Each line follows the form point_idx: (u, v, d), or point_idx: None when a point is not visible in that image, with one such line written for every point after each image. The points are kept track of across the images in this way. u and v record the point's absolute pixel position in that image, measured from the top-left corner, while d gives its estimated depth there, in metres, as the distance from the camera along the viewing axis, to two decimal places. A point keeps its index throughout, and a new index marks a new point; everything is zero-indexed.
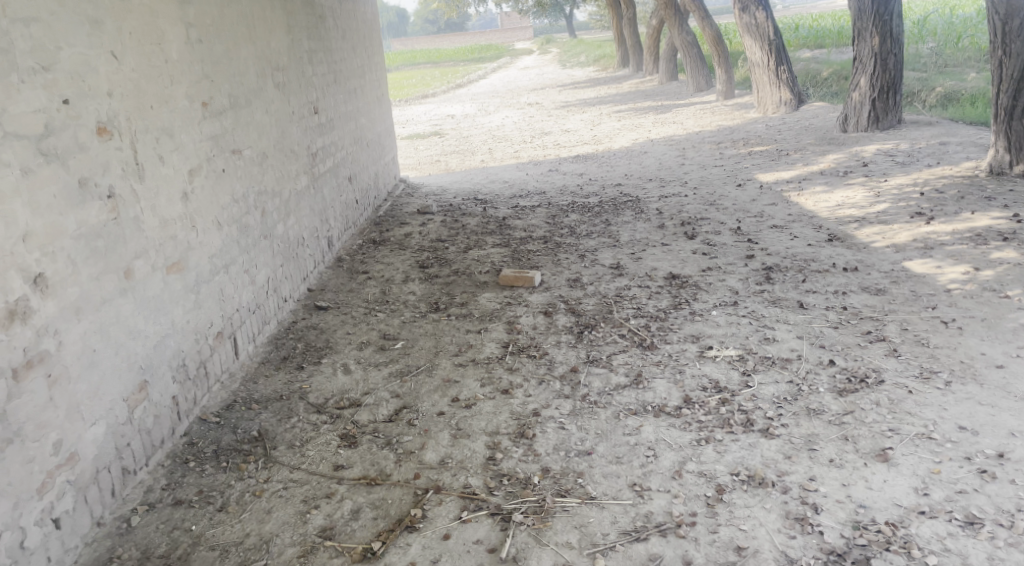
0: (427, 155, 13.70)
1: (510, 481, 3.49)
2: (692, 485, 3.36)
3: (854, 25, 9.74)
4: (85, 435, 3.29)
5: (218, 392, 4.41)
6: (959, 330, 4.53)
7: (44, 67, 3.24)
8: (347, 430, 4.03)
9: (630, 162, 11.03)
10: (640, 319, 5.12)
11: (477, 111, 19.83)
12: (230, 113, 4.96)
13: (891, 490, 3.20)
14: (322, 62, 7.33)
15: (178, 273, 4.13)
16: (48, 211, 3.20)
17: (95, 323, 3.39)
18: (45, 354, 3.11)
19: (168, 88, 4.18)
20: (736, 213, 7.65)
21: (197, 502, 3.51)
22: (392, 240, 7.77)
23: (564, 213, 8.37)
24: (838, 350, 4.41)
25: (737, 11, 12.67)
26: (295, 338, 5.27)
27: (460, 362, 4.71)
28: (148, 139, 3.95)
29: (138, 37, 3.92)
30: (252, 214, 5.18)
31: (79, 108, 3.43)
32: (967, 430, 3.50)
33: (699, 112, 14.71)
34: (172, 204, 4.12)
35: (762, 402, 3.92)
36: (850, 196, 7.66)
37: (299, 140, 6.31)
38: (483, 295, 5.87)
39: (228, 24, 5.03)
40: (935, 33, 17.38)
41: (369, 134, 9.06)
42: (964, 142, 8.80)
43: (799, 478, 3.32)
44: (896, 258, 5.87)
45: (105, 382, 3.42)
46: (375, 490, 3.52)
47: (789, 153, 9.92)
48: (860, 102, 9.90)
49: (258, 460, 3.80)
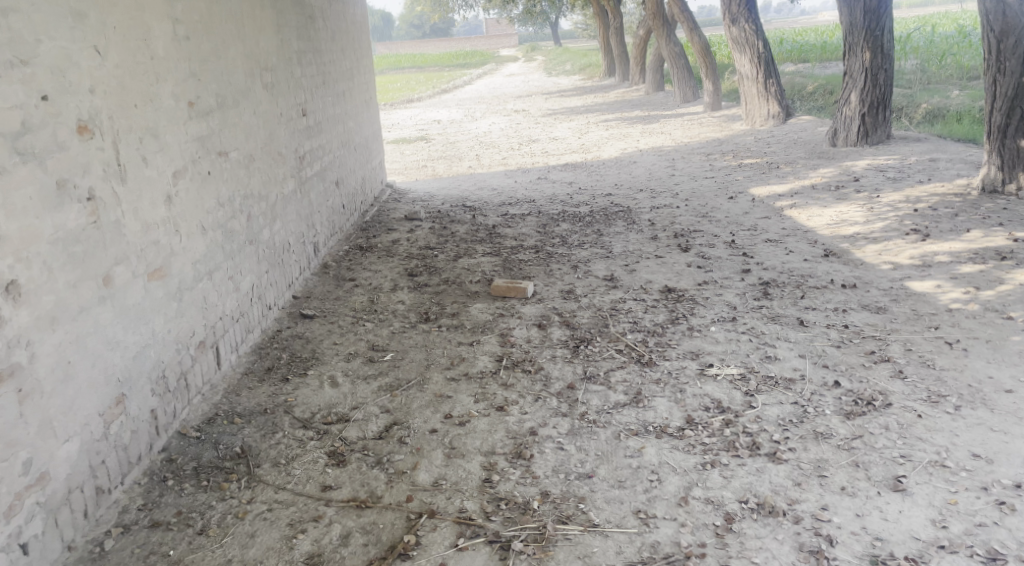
0: (413, 161, 13.51)
1: (508, 506, 3.33)
2: (699, 512, 3.22)
3: (845, 39, 9.70)
4: (58, 452, 3.10)
5: (200, 405, 4.21)
6: (965, 352, 4.43)
7: (22, 60, 3.05)
8: (335, 447, 3.84)
9: (620, 172, 10.92)
10: (637, 334, 4.98)
11: (464, 117, 19.66)
12: (216, 114, 4.77)
13: (907, 522, 3.08)
14: (311, 63, 7.15)
15: (160, 280, 3.93)
16: (23, 214, 3.01)
17: (71, 333, 3.20)
18: (17, 367, 2.92)
19: (153, 85, 4.00)
20: (729, 226, 7.55)
21: (176, 525, 3.32)
22: (380, 246, 7.59)
23: (555, 222, 8.23)
24: (842, 370, 4.29)
25: (727, 24, 12.61)
26: (279, 348, 5.08)
27: (452, 377, 4.54)
28: (132, 138, 3.76)
29: (124, 32, 3.74)
30: (237, 218, 4.99)
31: (60, 106, 3.24)
32: (981, 458, 3.40)
33: (687, 123, 14.66)
34: (155, 207, 3.93)
35: (767, 425, 3.78)
36: (844, 212, 7.58)
37: (286, 143, 6.12)
38: (474, 306, 5.70)
39: (217, 21, 4.85)
40: (918, 50, 17.50)
41: (356, 138, 8.87)
42: (954, 159, 8.77)
43: (811, 507, 3.19)
44: (895, 276, 5.78)
45: (79, 396, 3.23)
46: (365, 514, 3.35)
47: (780, 166, 9.84)
48: (850, 117, 9.84)
49: (241, 479, 3.60)
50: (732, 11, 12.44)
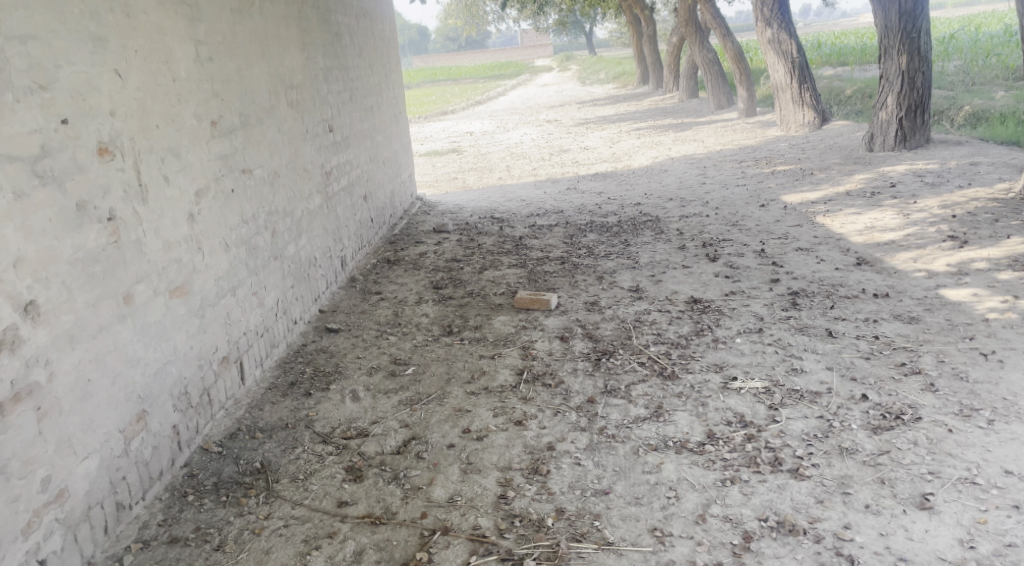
0: (444, 173, 13.58)
1: (522, 523, 3.30)
2: (717, 531, 3.17)
3: (881, 42, 9.51)
4: (76, 469, 3.15)
5: (223, 420, 4.25)
6: (1000, 363, 4.29)
7: (41, 86, 3.12)
8: (353, 462, 3.85)
9: (650, 181, 10.82)
10: (660, 346, 4.90)
11: (496, 127, 19.75)
12: (240, 132, 4.83)
13: (933, 541, 3.00)
14: (338, 79, 7.21)
15: (182, 297, 3.98)
16: (42, 236, 3.08)
17: (90, 352, 3.25)
18: (35, 387, 2.98)
19: (175, 107, 4.06)
20: (760, 235, 7.43)
21: (193, 541, 3.35)
22: (407, 259, 7.61)
23: (582, 233, 8.18)
24: (871, 384, 4.17)
25: (759, 29, 12.43)
26: (303, 362, 5.10)
27: (473, 391, 4.51)
28: (153, 159, 3.83)
29: (145, 56, 3.81)
30: (262, 235, 5.04)
31: (79, 129, 3.31)
32: (1013, 475, 3.29)
33: (720, 130, 14.51)
34: (177, 226, 3.99)
35: (791, 440, 3.69)
36: (879, 218, 7.42)
37: (312, 158, 6.17)
38: (497, 319, 5.68)
39: (240, 41, 4.92)
40: (962, 50, 17.12)
41: (385, 152, 8.93)
42: (996, 163, 8.53)
43: (833, 526, 3.12)
44: (930, 284, 5.63)
45: (99, 414, 3.29)
46: (379, 530, 3.34)
47: (813, 172, 9.67)
48: (887, 121, 9.63)
49: (259, 495, 3.62)
50: (764, 15, 12.25)
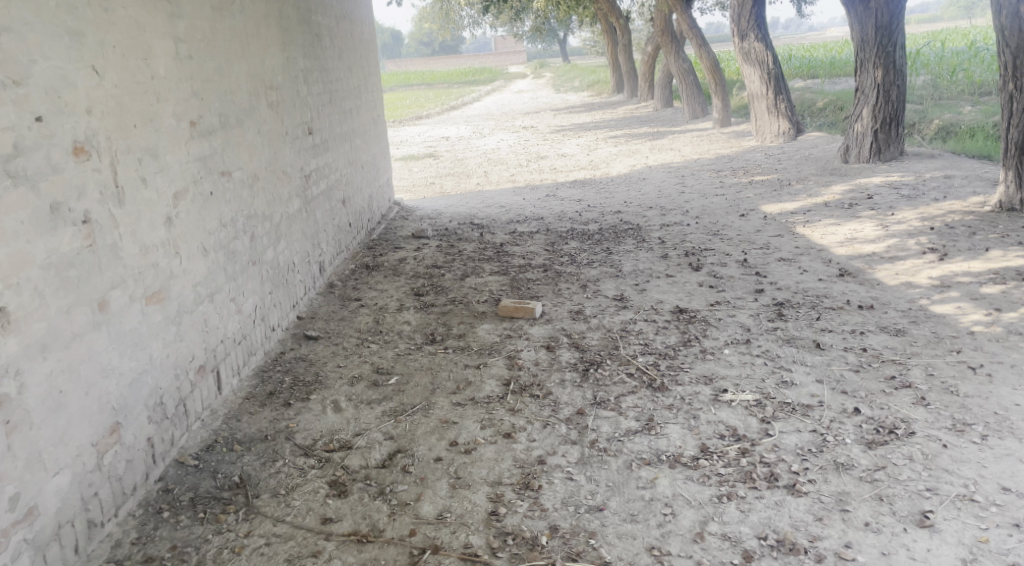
0: (420, 178, 13.42)
1: (515, 542, 3.20)
2: (716, 550, 3.09)
3: (858, 55, 9.59)
4: (47, 486, 3.00)
5: (199, 431, 4.10)
6: (989, 377, 4.28)
7: (15, 81, 2.97)
8: (336, 476, 3.72)
9: (629, 189, 10.80)
10: (648, 357, 4.83)
11: (473, 133, 19.62)
12: (219, 133, 4.68)
13: (936, 561, 2.95)
14: (318, 81, 7.07)
15: (159, 304, 3.83)
16: (14, 239, 2.92)
17: (62, 361, 3.10)
18: (5, 399, 2.83)
19: (154, 105, 3.91)
20: (741, 245, 7.40)
21: (170, 561, 3.20)
22: (386, 265, 7.48)
23: (563, 240, 8.11)
24: (862, 397, 4.13)
25: (736, 39, 12.48)
26: (282, 371, 4.95)
27: (458, 402, 4.40)
28: (130, 159, 3.67)
29: (124, 52, 3.66)
30: (240, 238, 4.89)
31: (54, 127, 3.16)
32: (1011, 492, 3.26)
33: (696, 139, 14.55)
34: (154, 229, 3.84)
35: (785, 454, 3.64)
36: (858, 230, 7.44)
37: (291, 162, 6.02)
38: (481, 327, 5.57)
39: (220, 39, 4.77)
40: (929, 65, 17.41)
41: (364, 156, 8.79)
42: (969, 176, 8.61)
43: (833, 545, 3.06)
44: (914, 296, 5.64)
45: (72, 426, 3.13)
46: (366, 549, 3.22)
47: (791, 183, 9.70)
48: (862, 133, 9.68)
49: (239, 510, 3.48)
50: (741, 27, 12.30)
